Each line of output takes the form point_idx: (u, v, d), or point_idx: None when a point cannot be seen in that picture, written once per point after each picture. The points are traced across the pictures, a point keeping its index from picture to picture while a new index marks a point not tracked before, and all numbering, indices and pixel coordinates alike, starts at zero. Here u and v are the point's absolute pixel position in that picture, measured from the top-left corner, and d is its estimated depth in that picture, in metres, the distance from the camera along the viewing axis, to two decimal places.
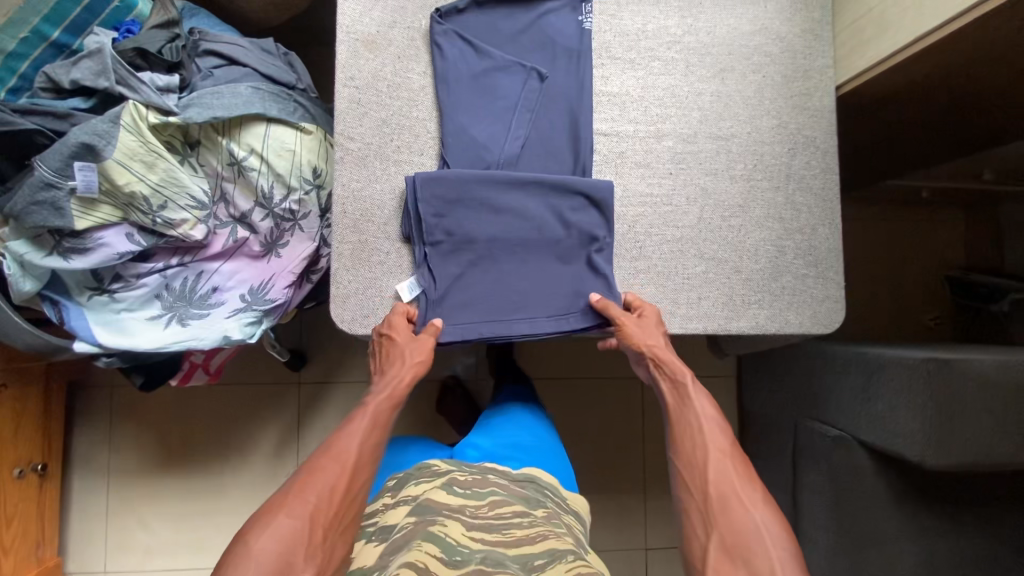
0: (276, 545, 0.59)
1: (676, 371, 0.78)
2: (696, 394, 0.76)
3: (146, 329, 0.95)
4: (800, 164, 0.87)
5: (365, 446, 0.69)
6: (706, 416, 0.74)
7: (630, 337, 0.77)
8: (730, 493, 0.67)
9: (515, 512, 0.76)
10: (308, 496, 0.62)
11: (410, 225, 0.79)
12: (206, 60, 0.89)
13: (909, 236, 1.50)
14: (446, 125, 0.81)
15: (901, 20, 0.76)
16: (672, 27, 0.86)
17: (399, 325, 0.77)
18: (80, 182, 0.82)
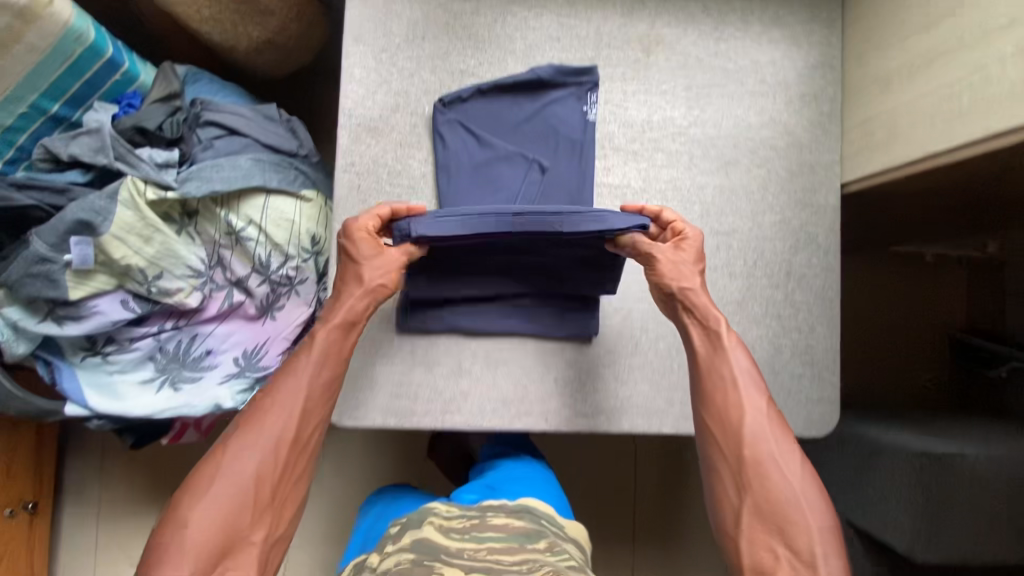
0: (221, 509, 0.65)
1: (713, 319, 0.75)
2: (730, 345, 0.74)
3: (138, 393, 0.95)
4: (802, 262, 0.86)
5: (310, 392, 0.71)
6: (740, 372, 0.73)
7: (665, 277, 0.75)
8: (765, 459, 0.70)
9: (514, 555, 0.75)
10: (250, 458, 0.67)
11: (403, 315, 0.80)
12: (206, 130, 0.88)
13: (914, 299, 1.47)
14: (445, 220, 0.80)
15: (911, 135, 0.74)
16: (678, 118, 0.85)
17: (364, 243, 0.74)
18: (75, 256, 0.82)
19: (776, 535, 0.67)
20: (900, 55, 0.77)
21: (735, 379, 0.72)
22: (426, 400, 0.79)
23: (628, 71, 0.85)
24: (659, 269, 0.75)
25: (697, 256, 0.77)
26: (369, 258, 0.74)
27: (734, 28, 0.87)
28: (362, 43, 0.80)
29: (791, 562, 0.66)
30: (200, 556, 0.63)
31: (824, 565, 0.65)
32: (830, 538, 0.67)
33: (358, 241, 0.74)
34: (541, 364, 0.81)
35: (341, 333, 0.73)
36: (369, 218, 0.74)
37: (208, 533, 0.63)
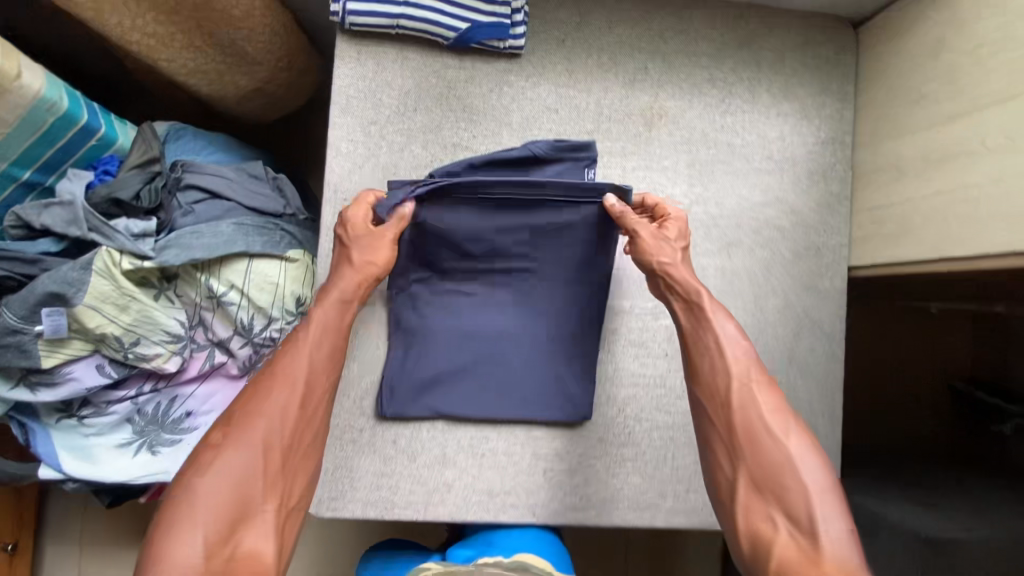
0: (232, 477, 0.59)
1: (692, 292, 0.71)
2: (713, 316, 0.70)
3: (114, 458, 0.92)
4: (805, 349, 0.82)
5: (314, 367, 0.68)
6: (727, 346, 0.69)
7: (645, 253, 0.72)
8: (758, 426, 0.64)
9: None
10: (260, 424, 0.62)
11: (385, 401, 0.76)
12: (187, 193, 0.84)
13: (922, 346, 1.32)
14: (423, 320, 0.78)
15: (924, 233, 0.70)
16: (679, 196, 0.82)
17: (356, 221, 0.73)
18: (47, 326, 0.78)
19: (774, 503, 0.60)
20: (914, 145, 0.73)
21: (720, 349, 0.68)
22: (408, 492, 0.76)
23: (628, 145, 0.81)
24: (640, 244, 0.72)
25: (682, 237, 0.75)
26: (363, 236, 0.73)
27: (741, 100, 0.83)
28: (351, 114, 0.77)
29: (792, 532, 0.58)
30: (213, 528, 0.56)
31: (827, 534, 0.57)
32: (831, 501, 0.59)
33: (350, 226, 0.73)
34: (529, 454, 0.78)
35: (343, 305, 0.71)
36: (358, 208, 0.73)
37: (219, 504, 0.57)
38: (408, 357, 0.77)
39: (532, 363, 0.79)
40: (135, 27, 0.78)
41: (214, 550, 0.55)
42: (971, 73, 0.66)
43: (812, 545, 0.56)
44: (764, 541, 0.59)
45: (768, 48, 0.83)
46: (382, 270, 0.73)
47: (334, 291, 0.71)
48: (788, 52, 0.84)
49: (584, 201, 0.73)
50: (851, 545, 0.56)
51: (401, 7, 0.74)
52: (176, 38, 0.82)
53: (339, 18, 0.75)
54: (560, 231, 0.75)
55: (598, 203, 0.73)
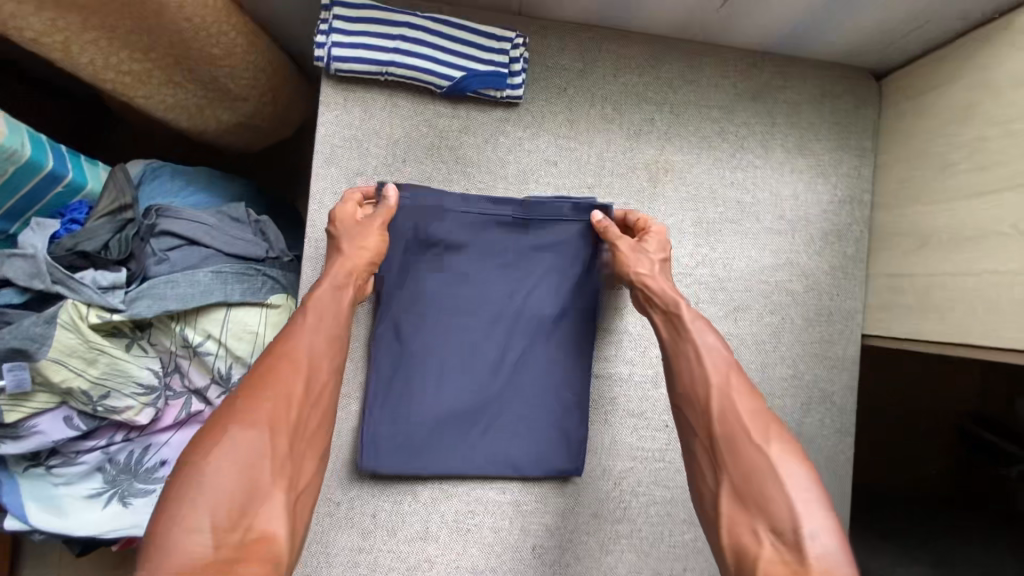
0: (236, 461, 0.51)
1: (669, 301, 0.65)
2: (692, 323, 0.63)
3: (82, 510, 0.87)
4: (813, 422, 0.78)
5: (316, 348, 0.60)
6: (706, 354, 0.60)
7: (624, 266, 0.68)
8: (738, 430, 0.55)
9: None
10: (262, 403, 0.54)
11: (368, 460, 0.69)
12: (162, 240, 0.80)
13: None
14: (398, 384, 0.71)
15: (948, 312, 0.65)
16: (684, 257, 0.77)
17: (343, 212, 0.67)
18: (9, 381, 0.73)
19: (758, 516, 0.50)
20: (936, 215, 0.68)
21: (698, 357, 0.59)
22: (387, 570, 0.71)
23: (632, 202, 0.76)
24: (619, 257, 0.68)
25: (664, 248, 0.69)
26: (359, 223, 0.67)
27: (753, 155, 0.78)
28: (335, 164, 0.72)
29: (777, 547, 0.48)
30: (216, 516, 0.48)
31: (815, 547, 0.47)
32: (818, 509, 0.49)
33: (340, 220, 0.67)
34: (518, 530, 0.73)
35: (340, 287, 0.64)
36: (347, 202, 0.68)
37: (222, 493, 0.49)
38: (384, 428, 0.70)
39: (524, 431, 0.73)
40: (108, 65, 0.73)
41: (220, 539, 0.47)
42: (1006, 144, 0.60)
43: (800, 561, 0.47)
44: (749, 560, 0.49)
45: (782, 101, 0.78)
46: (375, 258, 0.67)
47: (330, 276, 0.64)
48: (803, 104, 0.79)
49: (570, 219, 0.73)
50: (846, 562, 0.47)
51: (390, 54, 0.69)
52: (154, 74, 0.77)
53: (324, 63, 0.70)
54: (541, 265, 0.74)
55: (585, 227, 0.73)
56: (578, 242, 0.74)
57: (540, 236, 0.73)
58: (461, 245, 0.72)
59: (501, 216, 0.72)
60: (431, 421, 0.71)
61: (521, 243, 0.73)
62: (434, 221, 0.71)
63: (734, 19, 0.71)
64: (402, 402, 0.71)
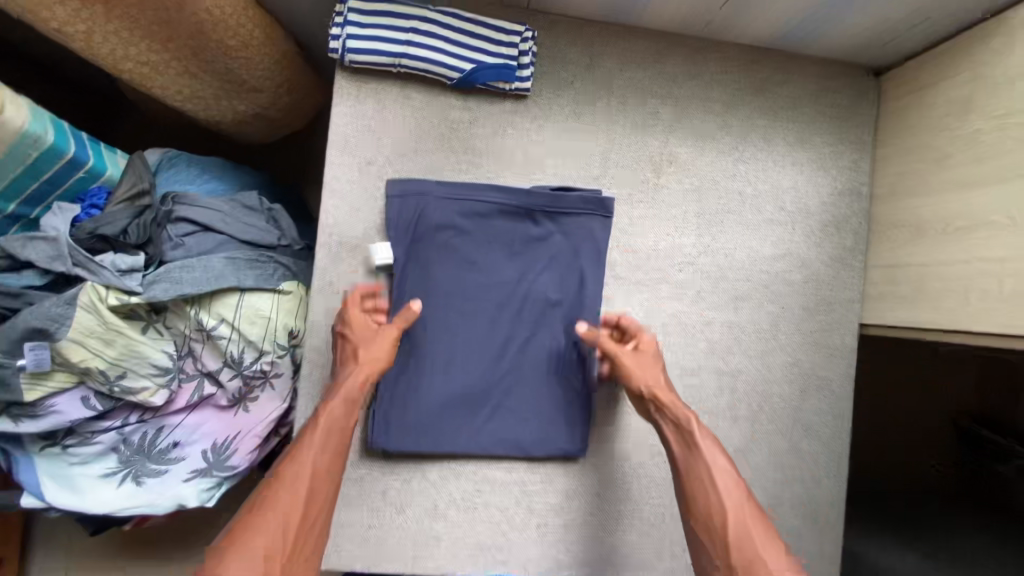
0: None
1: (681, 415, 0.69)
2: (703, 441, 0.67)
3: (97, 488, 0.90)
4: (811, 409, 0.80)
5: (317, 469, 0.63)
6: (718, 474, 0.65)
7: (630, 379, 0.70)
8: (755, 558, 0.60)
9: None
10: (261, 533, 0.58)
11: (377, 432, 0.72)
12: (177, 226, 0.82)
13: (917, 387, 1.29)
14: (409, 364, 0.73)
15: (941, 299, 0.67)
16: (687, 246, 0.79)
17: (355, 321, 0.70)
18: (29, 360, 0.76)
19: None
20: (933, 206, 0.70)
21: (711, 481, 0.64)
22: (396, 545, 0.73)
23: (636, 193, 0.78)
24: (625, 370, 0.71)
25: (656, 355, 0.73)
26: (369, 332, 0.70)
27: (754, 148, 0.80)
28: (348, 153, 0.74)
29: None
30: None
31: None
32: None
33: (352, 325, 0.70)
34: (523, 508, 0.75)
35: (347, 404, 0.67)
36: (359, 312, 0.71)
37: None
38: (393, 408, 0.73)
39: (527, 415, 0.75)
40: (128, 55, 0.75)
41: None
42: (1001, 138, 0.62)
43: None
44: None
45: (783, 96, 0.80)
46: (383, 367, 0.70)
47: (337, 393, 0.67)
48: (804, 100, 0.81)
49: (577, 211, 0.75)
50: None
51: (403, 45, 0.71)
52: (170, 65, 0.79)
53: (338, 55, 0.72)
54: (543, 253, 0.76)
55: (589, 217, 0.76)
56: (587, 234, 0.76)
57: (544, 225, 0.76)
58: (468, 233, 0.75)
59: (507, 207, 0.75)
60: (439, 402, 0.73)
61: (527, 232, 0.76)
62: (443, 210, 0.74)
63: (737, 15, 0.73)
64: (412, 383, 0.73)
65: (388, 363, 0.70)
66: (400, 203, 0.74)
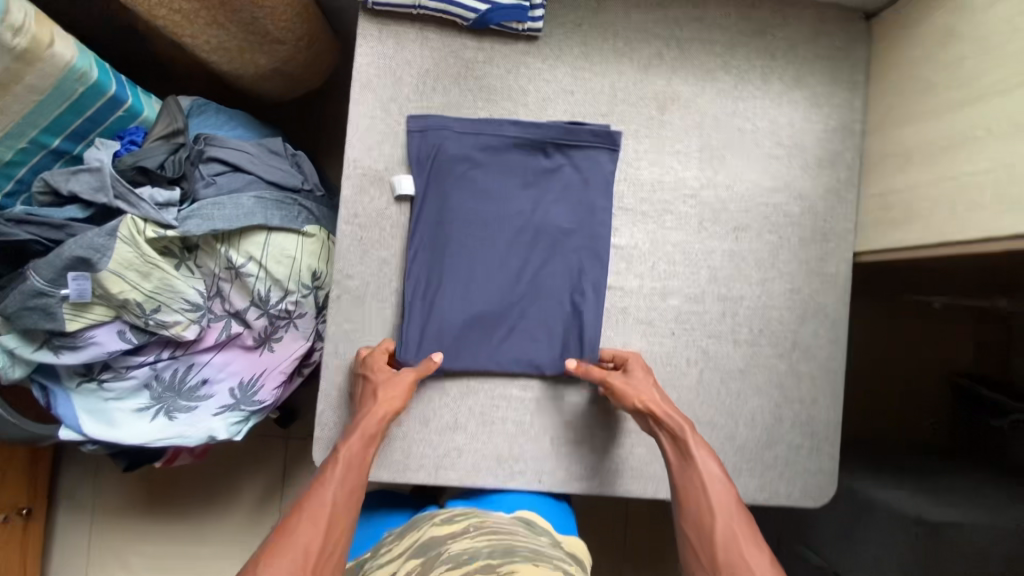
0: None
1: (677, 427, 0.74)
2: (697, 451, 0.72)
3: (132, 422, 0.94)
4: (808, 332, 0.85)
5: (336, 502, 0.67)
6: (709, 480, 0.71)
7: (628, 397, 0.74)
8: (738, 560, 0.66)
9: (506, 526, 0.74)
10: (284, 559, 0.61)
11: (403, 346, 0.78)
12: (209, 166, 0.87)
13: (912, 339, 1.34)
14: (430, 288, 0.79)
15: (929, 217, 0.72)
16: (690, 179, 0.83)
17: (378, 365, 0.76)
18: (72, 290, 0.81)
19: None
20: (922, 132, 0.74)
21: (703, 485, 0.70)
22: (420, 456, 0.80)
23: (642, 129, 0.83)
24: (617, 391, 0.75)
25: (649, 374, 0.78)
26: (387, 376, 0.75)
27: (753, 87, 0.85)
28: (371, 91, 0.79)
29: None
30: None
31: None
32: None
33: (373, 366, 0.75)
34: (538, 423, 0.81)
35: (365, 442, 0.72)
36: (380, 353, 0.77)
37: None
38: (415, 325, 0.78)
39: (540, 338, 0.80)
40: (162, 3, 0.79)
41: None
42: (981, 61, 0.67)
43: None
44: None
45: (780, 38, 0.85)
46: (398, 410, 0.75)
47: (357, 431, 0.72)
48: (799, 42, 0.85)
49: (588, 144, 0.81)
50: None
51: None
52: (200, 14, 0.83)
53: None
54: (555, 187, 0.81)
55: (596, 150, 0.81)
56: (597, 168, 0.81)
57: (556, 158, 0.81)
58: (484, 168, 0.80)
59: (521, 140, 0.80)
60: (456, 323, 0.79)
61: (540, 167, 0.81)
62: (460, 146, 0.79)
63: None
64: (431, 304, 0.79)
65: (405, 405, 0.75)
66: (420, 137, 0.79)
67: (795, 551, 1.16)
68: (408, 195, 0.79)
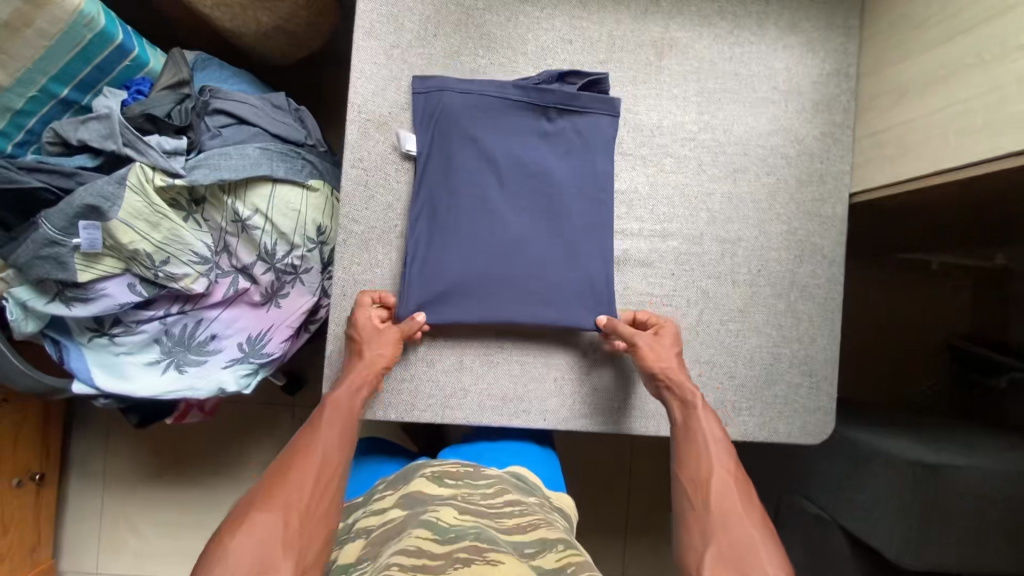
0: (258, 538, 0.57)
1: (687, 393, 0.76)
2: (704, 413, 0.74)
3: (143, 375, 0.95)
4: (805, 272, 0.86)
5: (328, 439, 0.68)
6: (711, 440, 0.72)
7: (646, 360, 0.77)
8: (733, 512, 0.64)
9: (507, 501, 0.72)
10: (280, 490, 0.61)
11: (404, 295, 0.80)
12: (215, 118, 0.89)
13: (910, 297, 1.36)
14: (434, 243, 0.81)
15: (923, 150, 0.73)
16: (688, 123, 0.85)
17: (363, 324, 0.77)
18: (84, 240, 0.82)
19: None
20: (916, 67, 0.75)
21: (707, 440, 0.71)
22: (427, 396, 0.81)
23: (640, 74, 0.84)
24: (640, 353, 0.77)
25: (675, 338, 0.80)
26: (371, 332, 0.77)
27: (750, 32, 0.86)
28: (374, 37, 0.80)
29: None
30: None
31: None
32: None
33: (355, 325, 0.77)
34: (542, 364, 0.83)
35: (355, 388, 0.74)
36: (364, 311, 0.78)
37: (244, 563, 0.55)
38: (419, 277, 0.80)
39: (540, 282, 0.81)
40: None
41: None
42: None
43: None
44: None
45: None
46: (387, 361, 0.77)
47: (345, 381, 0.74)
48: None
49: (589, 110, 0.82)
50: None
51: None
52: None
53: None
54: (556, 132, 0.83)
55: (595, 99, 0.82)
56: (597, 131, 0.83)
57: (557, 101, 0.81)
58: (485, 128, 0.81)
59: (521, 103, 0.81)
60: (463, 277, 0.80)
61: (541, 112, 0.82)
62: (461, 108, 0.80)
63: None
64: (436, 259, 0.80)
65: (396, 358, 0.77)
66: (424, 99, 0.81)
67: (795, 502, 1.18)
68: (413, 154, 0.82)
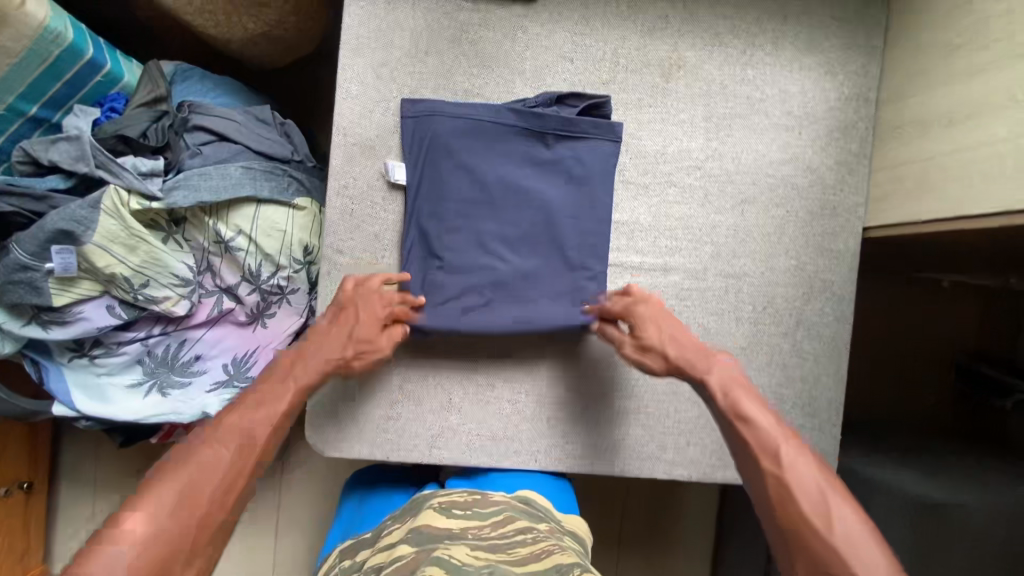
0: (154, 512, 0.51)
1: (717, 381, 0.67)
2: (747, 401, 0.65)
3: (125, 398, 0.91)
4: (813, 310, 0.82)
5: (257, 424, 0.61)
6: (766, 429, 0.62)
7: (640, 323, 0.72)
8: (801, 513, 0.55)
9: (518, 530, 0.67)
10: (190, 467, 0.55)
11: None
12: (194, 136, 0.85)
13: (920, 319, 1.31)
14: (427, 281, 0.77)
15: (944, 189, 0.68)
16: (695, 150, 0.80)
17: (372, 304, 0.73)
18: (57, 264, 0.79)
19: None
20: (939, 100, 0.70)
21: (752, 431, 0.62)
22: (414, 435, 0.79)
23: (645, 97, 0.79)
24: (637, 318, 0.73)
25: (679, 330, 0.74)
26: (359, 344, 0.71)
27: (763, 52, 0.80)
28: (361, 55, 0.76)
29: None
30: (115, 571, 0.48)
31: None
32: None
33: (369, 312, 0.72)
34: (533, 401, 0.79)
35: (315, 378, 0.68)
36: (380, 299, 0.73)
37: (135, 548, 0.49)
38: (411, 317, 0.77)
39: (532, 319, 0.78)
40: None
41: None
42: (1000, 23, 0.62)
43: None
44: None
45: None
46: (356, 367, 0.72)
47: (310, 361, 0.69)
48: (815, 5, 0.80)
49: (588, 135, 0.77)
50: None
51: None
52: None
53: None
54: (555, 160, 0.78)
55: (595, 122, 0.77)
56: (596, 158, 0.78)
57: (556, 126, 0.76)
58: (480, 156, 0.76)
59: (518, 128, 0.76)
60: (456, 317, 0.76)
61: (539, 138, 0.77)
62: (456, 134, 0.76)
63: None
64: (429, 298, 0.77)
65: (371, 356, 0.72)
66: (414, 124, 0.76)
67: None
68: (402, 183, 0.77)
